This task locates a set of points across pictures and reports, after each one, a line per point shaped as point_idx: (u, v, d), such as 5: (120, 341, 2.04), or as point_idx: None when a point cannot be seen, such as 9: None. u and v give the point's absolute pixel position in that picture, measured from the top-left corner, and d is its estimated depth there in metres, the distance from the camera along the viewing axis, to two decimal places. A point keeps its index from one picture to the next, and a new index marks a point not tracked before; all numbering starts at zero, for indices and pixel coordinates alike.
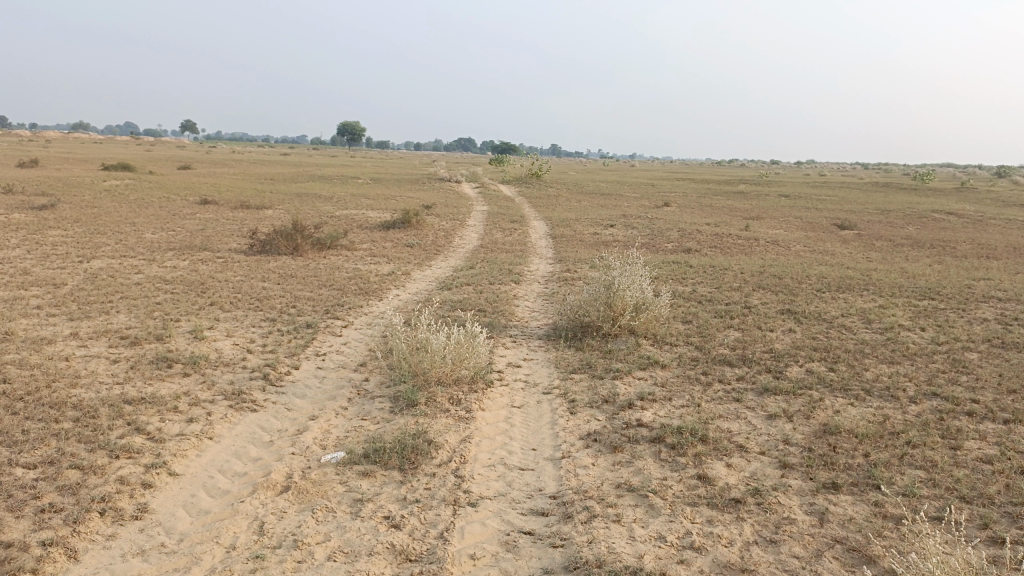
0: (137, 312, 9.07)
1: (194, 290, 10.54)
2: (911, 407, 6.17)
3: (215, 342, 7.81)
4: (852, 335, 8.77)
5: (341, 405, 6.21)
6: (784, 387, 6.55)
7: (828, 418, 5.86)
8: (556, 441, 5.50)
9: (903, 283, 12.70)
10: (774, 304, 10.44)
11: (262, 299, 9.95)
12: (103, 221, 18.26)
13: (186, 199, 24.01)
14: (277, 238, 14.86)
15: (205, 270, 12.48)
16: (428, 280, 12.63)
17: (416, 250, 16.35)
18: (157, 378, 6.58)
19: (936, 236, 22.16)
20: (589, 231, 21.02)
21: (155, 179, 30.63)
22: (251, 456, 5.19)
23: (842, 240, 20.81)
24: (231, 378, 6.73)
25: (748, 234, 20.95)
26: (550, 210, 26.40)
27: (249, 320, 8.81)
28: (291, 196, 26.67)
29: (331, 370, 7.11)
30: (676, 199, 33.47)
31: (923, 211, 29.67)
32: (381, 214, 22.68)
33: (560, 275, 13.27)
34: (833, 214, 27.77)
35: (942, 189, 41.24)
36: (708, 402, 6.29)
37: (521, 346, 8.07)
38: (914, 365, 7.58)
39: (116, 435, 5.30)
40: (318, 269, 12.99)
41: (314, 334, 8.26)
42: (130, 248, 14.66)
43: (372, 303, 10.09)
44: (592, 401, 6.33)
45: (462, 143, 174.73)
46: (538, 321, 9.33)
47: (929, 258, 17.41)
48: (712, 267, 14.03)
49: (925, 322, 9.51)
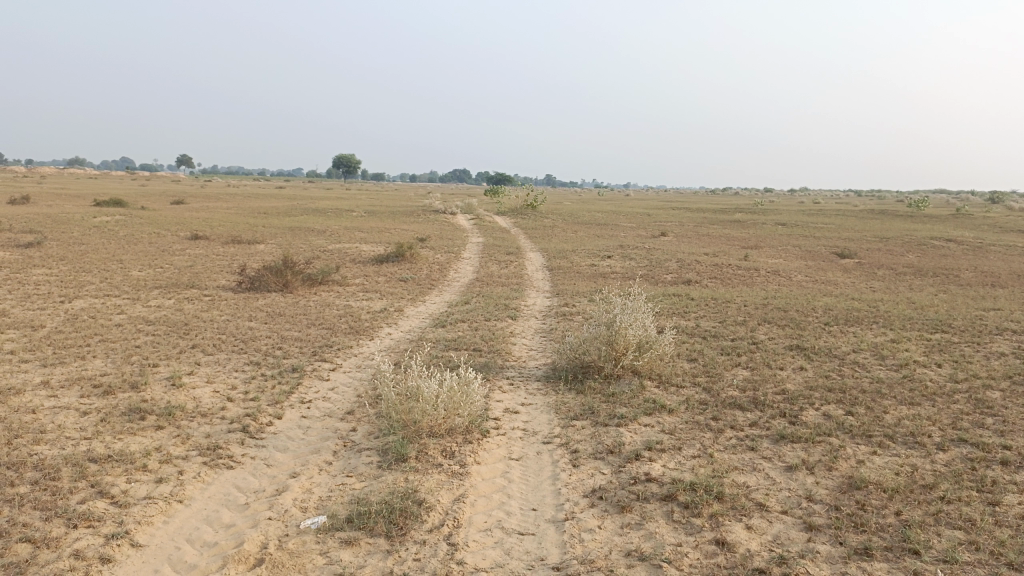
0: (115, 358, 8.61)
1: (176, 331, 10.10)
2: (939, 456, 5.73)
3: (194, 389, 7.37)
4: (867, 373, 8.35)
5: (325, 460, 5.75)
6: (802, 434, 6.11)
7: (852, 470, 5.43)
8: (559, 500, 5.05)
9: (912, 315, 12.30)
10: (782, 339, 10.04)
11: (247, 341, 9.50)
12: (90, 258, 17.86)
13: (176, 234, 23.66)
14: (267, 275, 14.46)
15: (190, 309, 12.03)
16: (422, 317, 12.21)
17: (410, 285, 15.97)
18: (128, 432, 6.11)
19: (938, 263, 21.85)
20: (587, 262, 20.69)
21: (147, 214, 30.28)
22: (224, 523, 4.73)
23: (844, 269, 20.47)
24: (207, 431, 6.27)
25: (748, 264, 20.64)
26: (547, 241, 26.10)
27: (232, 364, 8.36)
28: (284, 230, 26.34)
29: (316, 419, 6.65)
30: (674, 228, 33.27)
31: (922, 237, 29.42)
32: (375, 247, 22.33)
33: (558, 310, 12.87)
34: (832, 242, 27.52)
35: (937, 216, 41.12)
36: (721, 452, 5.85)
37: (519, 389, 7.64)
38: (936, 406, 7.15)
39: (76, 499, 4.83)
40: (308, 306, 12.57)
41: (299, 379, 7.81)
42: (115, 287, 14.22)
43: (362, 344, 9.67)
44: (596, 452, 5.88)
45: (457, 175, 175.66)
46: (537, 361, 8.90)
47: (933, 287, 17.05)
48: (713, 300, 13.66)
49: (940, 358, 9.10)
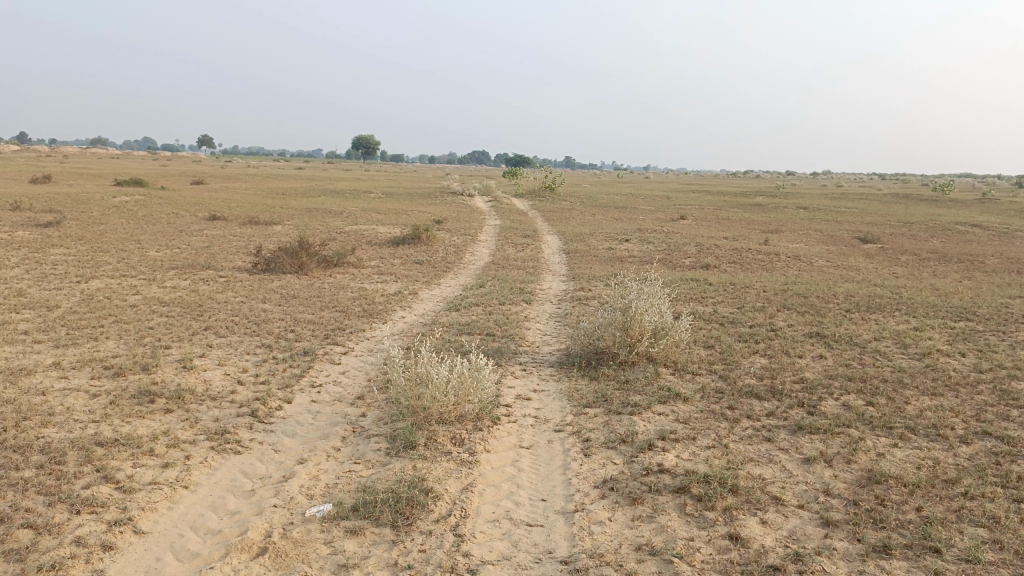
0: (127, 339, 8.59)
1: (189, 313, 10.07)
2: (962, 449, 5.56)
3: (205, 372, 7.32)
4: (888, 362, 8.15)
5: (334, 446, 5.68)
6: (821, 425, 5.96)
7: (871, 464, 5.27)
8: (569, 490, 4.94)
9: (936, 302, 12.03)
10: (802, 326, 9.85)
11: (260, 323, 9.45)
12: (107, 238, 17.91)
13: (194, 215, 23.70)
14: (282, 256, 14.41)
15: (205, 290, 12.01)
16: (436, 300, 12.12)
17: (425, 267, 15.89)
18: (136, 415, 6.08)
19: (962, 249, 21.46)
20: (604, 245, 20.50)
21: (166, 194, 30.40)
22: (228, 510, 4.67)
23: (866, 254, 20.12)
24: (216, 415, 6.21)
25: (768, 248, 20.34)
26: (564, 224, 25.92)
27: (243, 347, 8.31)
28: (301, 211, 26.33)
29: (325, 404, 6.58)
30: (694, 211, 32.89)
31: (947, 222, 28.90)
32: (391, 229, 22.25)
33: (574, 294, 12.73)
34: (855, 227, 27.10)
35: (963, 200, 40.41)
36: (736, 443, 5.71)
37: (531, 375, 7.53)
38: (959, 397, 6.95)
39: (80, 484, 4.79)
40: (322, 288, 12.51)
41: (310, 363, 7.74)
42: (131, 267, 14.23)
43: (375, 327, 9.59)
44: (608, 441, 5.77)
45: (476, 156, 175.14)
46: (550, 346, 8.78)
47: (957, 273, 16.72)
48: (732, 285, 13.45)
49: (964, 347, 8.88)
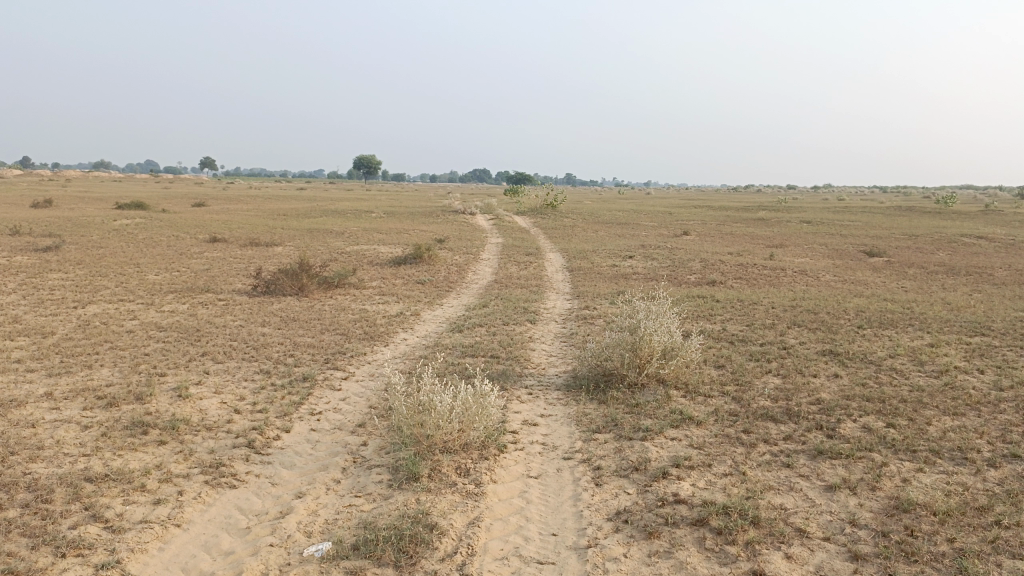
0: (122, 367, 8.36)
1: (187, 338, 9.85)
2: (990, 474, 5.30)
3: (201, 400, 7.09)
4: (906, 381, 7.90)
5: (333, 478, 5.44)
6: (841, 450, 5.71)
7: (897, 490, 5.02)
8: (581, 524, 4.69)
9: (949, 317, 11.77)
10: (814, 344, 9.60)
11: (259, 348, 9.24)
12: (107, 262, 17.74)
13: (195, 237, 23.57)
14: (282, 278, 14.22)
15: (204, 314, 11.80)
16: (439, 321, 11.90)
17: (428, 288, 15.68)
18: (128, 448, 5.85)
19: (970, 262, 21.23)
20: (607, 262, 20.30)
21: (166, 217, 30.26)
22: (222, 550, 4.43)
23: (873, 268, 19.90)
24: (211, 446, 5.98)
25: (774, 263, 20.13)
26: (567, 241, 25.75)
27: (241, 373, 8.08)
28: (301, 232, 26.19)
29: (325, 433, 6.35)
30: (696, 227, 32.74)
31: (952, 234, 28.70)
32: (392, 249, 22.05)
33: (578, 314, 12.50)
34: (860, 240, 26.90)
35: (965, 212, 40.23)
36: (754, 469, 5.46)
37: (538, 399, 7.28)
38: (981, 417, 6.70)
39: (67, 524, 4.55)
40: (323, 311, 12.30)
41: (309, 389, 7.51)
42: (129, 292, 14.03)
43: (377, 350, 9.36)
44: (620, 469, 5.52)
45: (477, 174, 175.63)
46: (556, 368, 8.54)
47: (966, 286, 16.48)
48: (739, 301, 13.22)
49: (982, 364, 8.62)
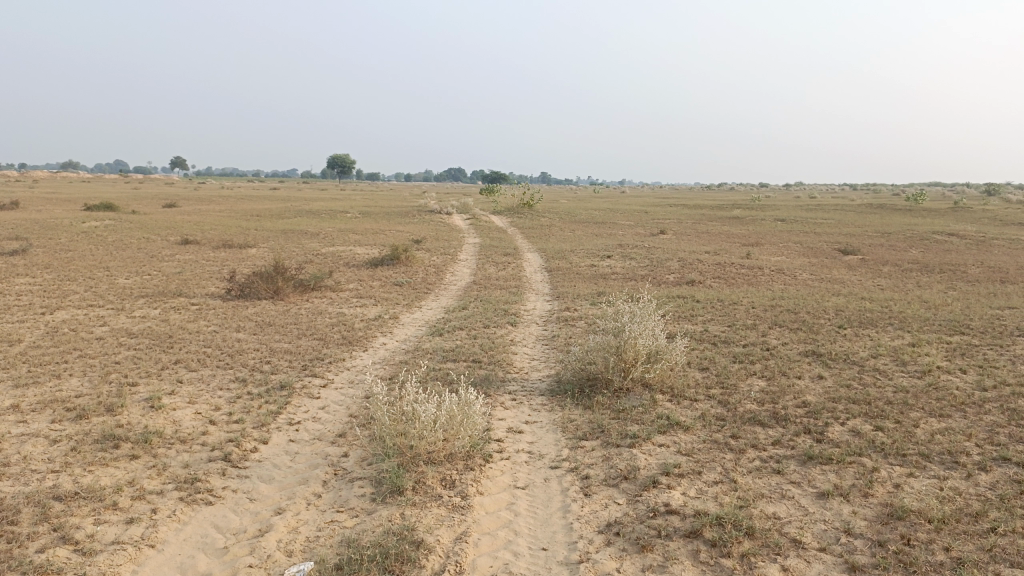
0: (92, 376, 8.09)
1: (159, 345, 9.58)
2: (981, 478, 5.26)
3: (175, 411, 6.87)
4: (889, 382, 7.88)
5: (314, 492, 5.27)
6: (831, 456, 5.64)
7: (890, 497, 4.95)
8: (571, 537, 4.57)
9: (927, 315, 11.83)
10: (796, 345, 9.56)
11: (235, 354, 9.01)
12: (75, 266, 17.32)
13: (167, 239, 23.16)
14: (257, 281, 13.96)
15: (176, 320, 11.52)
16: (418, 324, 11.73)
17: (406, 289, 15.50)
18: (99, 463, 5.63)
19: (943, 259, 21.46)
20: (585, 262, 20.24)
21: (137, 218, 29.73)
22: (200, 572, 4.24)
23: (848, 266, 20.03)
24: (186, 460, 5.77)
25: (751, 262, 20.19)
26: (544, 241, 25.67)
27: (216, 381, 7.85)
28: (276, 233, 25.85)
29: (304, 444, 6.16)
30: (673, 225, 32.87)
31: (924, 232, 29.05)
32: (369, 250, 21.81)
33: (559, 315, 12.39)
34: (834, 238, 27.13)
35: (935, 209, 40.81)
36: (745, 476, 5.37)
37: (522, 406, 7.15)
38: (967, 419, 6.67)
39: (34, 548, 4.33)
40: (299, 315, 12.08)
41: (287, 398, 7.31)
42: (99, 296, 13.67)
43: (356, 356, 9.17)
44: (609, 478, 5.41)
45: (452, 172, 175.35)
46: (539, 372, 8.41)
47: (941, 284, 16.63)
48: (720, 301, 13.19)
49: (964, 363, 8.63)
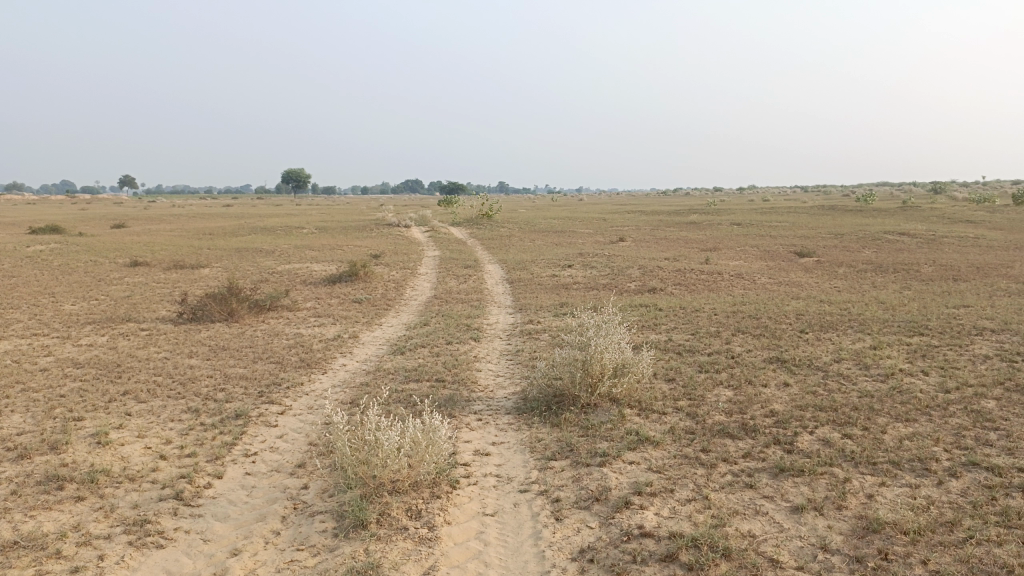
0: (36, 412, 7.68)
1: (107, 375, 9.18)
2: (952, 485, 5.23)
3: (125, 446, 6.54)
4: (855, 387, 7.87)
5: (273, 529, 5.02)
6: (803, 467, 5.57)
7: (865, 509, 4.89)
8: (544, 566, 4.41)
9: (886, 316, 11.94)
10: (760, 352, 9.54)
11: (188, 382, 8.66)
12: (18, 292, 16.68)
13: (116, 262, 22.49)
14: (210, 303, 13.56)
15: (126, 347, 11.09)
16: (379, 343, 11.47)
17: (365, 306, 15.22)
18: (42, 507, 5.30)
19: (895, 259, 21.86)
20: (546, 272, 20.16)
21: (85, 240, 28.86)
22: None
23: (805, 268, 20.26)
24: (135, 501, 5.47)
25: (710, 267, 20.31)
26: (505, 252, 25.55)
27: (167, 413, 7.51)
28: (230, 251, 25.32)
29: (262, 477, 5.90)
30: (632, 232, 33.02)
31: (876, 231, 29.63)
32: (326, 267, 21.45)
33: (522, 328, 12.24)
34: (789, 241, 27.50)
35: (885, 209, 41.74)
36: (718, 493, 5.26)
37: (488, 426, 6.97)
38: (934, 423, 6.67)
39: None
40: (254, 337, 11.72)
41: (243, 427, 7.02)
42: (43, 325, 13.14)
43: (314, 380, 8.88)
44: (580, 501, 5.25)
45: (409, 185, 174.75)
46: (504, 390, 8.24)
47: (896, 284, 16.89)
48: (682, 309, 13.16)
49: (925, 365, 8.69)
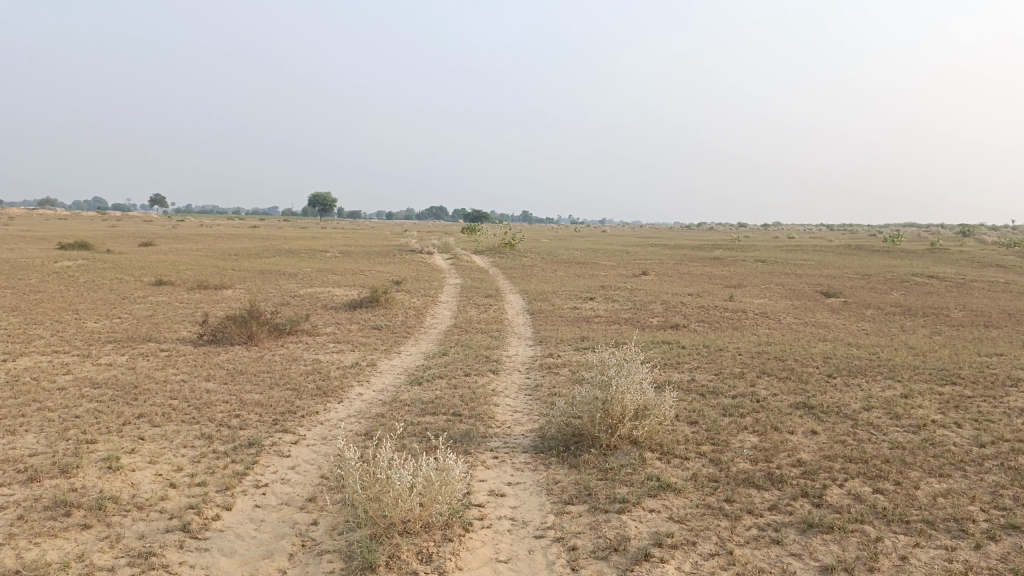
0: (49, 433, 7.60)
1: (123, 396, 9.11)
2: (991, 549, 4.97)
3: (135, 473, 6.43)
4: (885, 437, 7.60)
5: (280, 568, 4.86)
6: (832, 523, 5.33)
7: (898, 572, 4.64)
8: None
9: (916, 363, 11.62)
10: (786, 396, 9.26)
11: (203, 407, 8.57)
12: (43, 308, 16.80)
13: (141, 280, 22.66)
14: (230, 326, 13.54)
15: (144, 368, 11.05)
16: (397, 372, 11.34)
17: (385, 333, 15.14)
18: (47, 534, 5.19)
19: (925, 302, 21.44)
20: (568, 304, 19.99)
21: (112, 258, 29.17)
22: None
23: (832, 309, 19.92)
24: (141, 531, 5.34)
25: (734, 305, 20.04)
26: (526, 282, 25.45)
27: (180, 439, 7.41)
28: (254, 273, 25.45)
29: (271, 511, 5.75)
30: (655, 266, 32.80)
31: (904, 273, 29.19)
32: (348, 291, 21.45)
33: (542, 362, 12.06)
34: (815, 280, 27.14)
35: (913, 249, 41.25)
36: (742, 548, 5.04)
37: (505, 465, 6.78)
38: (969, 479, 6.40)
39: None
40: (272, 362, 11.64)
41: (255, 457, 6.89)
42: (65, 342, 13.17)
43: (330, 409, 8.75)
44: (598, 550, 5.05)
45: (433, 211, 175.98)
46: (522, 427, 8.05)
47: (926, 328, 16.51)
48: (706, 347, 12.91)
49: (959, 417, 8.38)
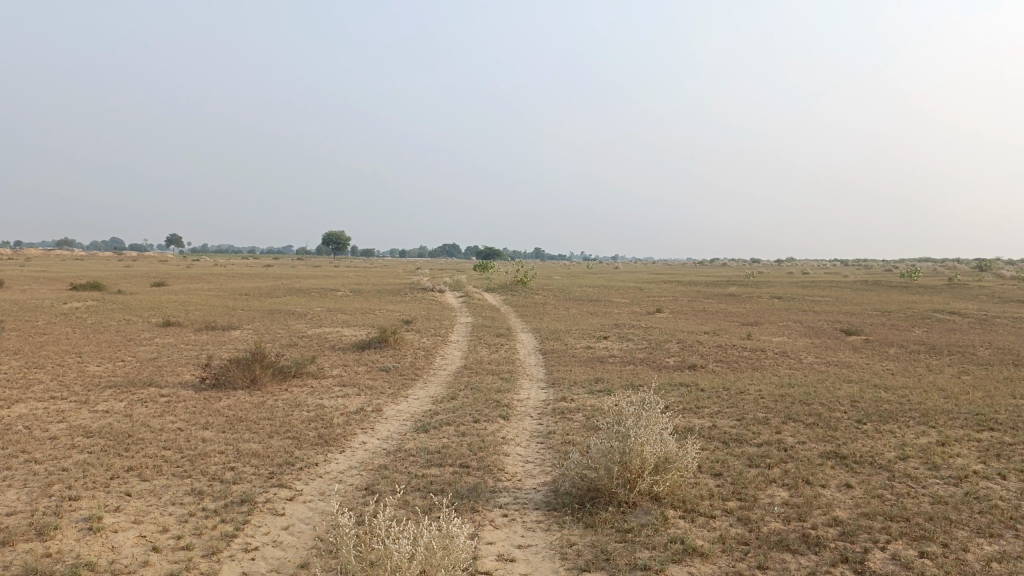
0: (32, 488, 7.16)
1: (115, 447, 8.68)
2: None
3: (118, 535, 5.97)
4: (925, 491, 7.04)
5: None
6: None
7: None
8: None
9: (950, 406, 11.01)
10: (814, 445, 8.70)
11: (197, 459, 8.11)
12: (45, 351, 16.45)
13: (148, 321, 22.37)
14: (233, 370, 13.15)
15: (142, 415, 10.63)
16: (403, 418, 10.87)
17: (392, 376, 14.69)
18: None
19: (949, 339, 20.78)
20: (581, 344, 19.51)
21: (121, 298, 28.97)
22: None
23: (854, 348, 19.31)
24: None
25: (753, 343, 19.47)
26: (539, 320, 24.97)
27: (169, 495, 6.96)
28: (263, 313, 25.12)
29: None
30: (668, 303, 32.25)
31: (925, 309, 28.51)
32: (357, 332, 21.09)
33: (554, 407, 11.54)
34: (834, 317, 26.54)
35: (931, 285, 40.64)
36: None
37: (516, 525, 6.27)
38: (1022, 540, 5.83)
39: None
40: (274, 408, 11.18)
41: (247, 516, 6.42)
42: (63, 387, 12.78)
43: (330, 460, 8.26)
44: None
45: (446, 249, 176.54)
46: (534, 480, 7.53)
47: (954, 368, 15.87)
48: (725, 390, 12.36)
49: (1001, 467, 7.80)
